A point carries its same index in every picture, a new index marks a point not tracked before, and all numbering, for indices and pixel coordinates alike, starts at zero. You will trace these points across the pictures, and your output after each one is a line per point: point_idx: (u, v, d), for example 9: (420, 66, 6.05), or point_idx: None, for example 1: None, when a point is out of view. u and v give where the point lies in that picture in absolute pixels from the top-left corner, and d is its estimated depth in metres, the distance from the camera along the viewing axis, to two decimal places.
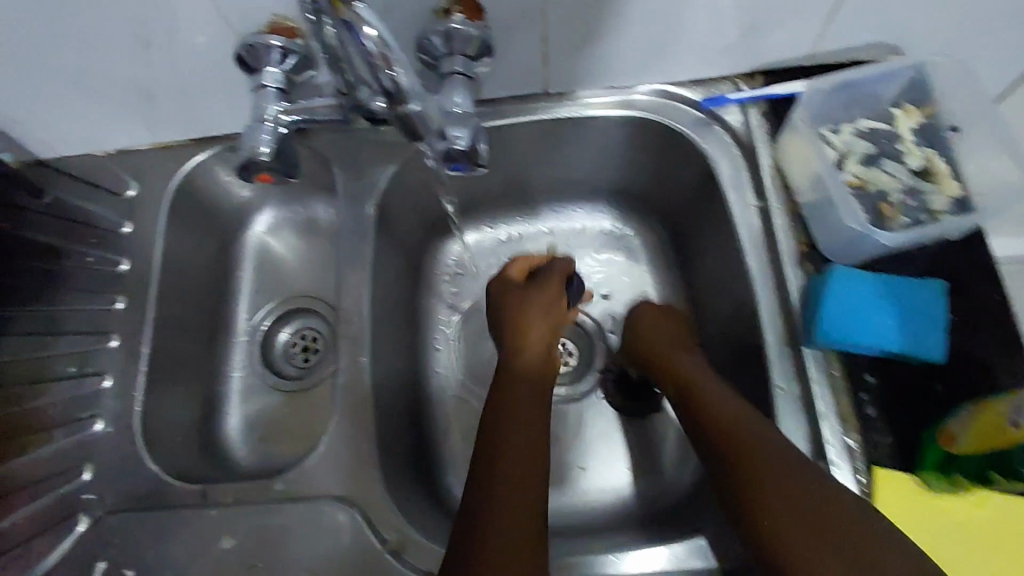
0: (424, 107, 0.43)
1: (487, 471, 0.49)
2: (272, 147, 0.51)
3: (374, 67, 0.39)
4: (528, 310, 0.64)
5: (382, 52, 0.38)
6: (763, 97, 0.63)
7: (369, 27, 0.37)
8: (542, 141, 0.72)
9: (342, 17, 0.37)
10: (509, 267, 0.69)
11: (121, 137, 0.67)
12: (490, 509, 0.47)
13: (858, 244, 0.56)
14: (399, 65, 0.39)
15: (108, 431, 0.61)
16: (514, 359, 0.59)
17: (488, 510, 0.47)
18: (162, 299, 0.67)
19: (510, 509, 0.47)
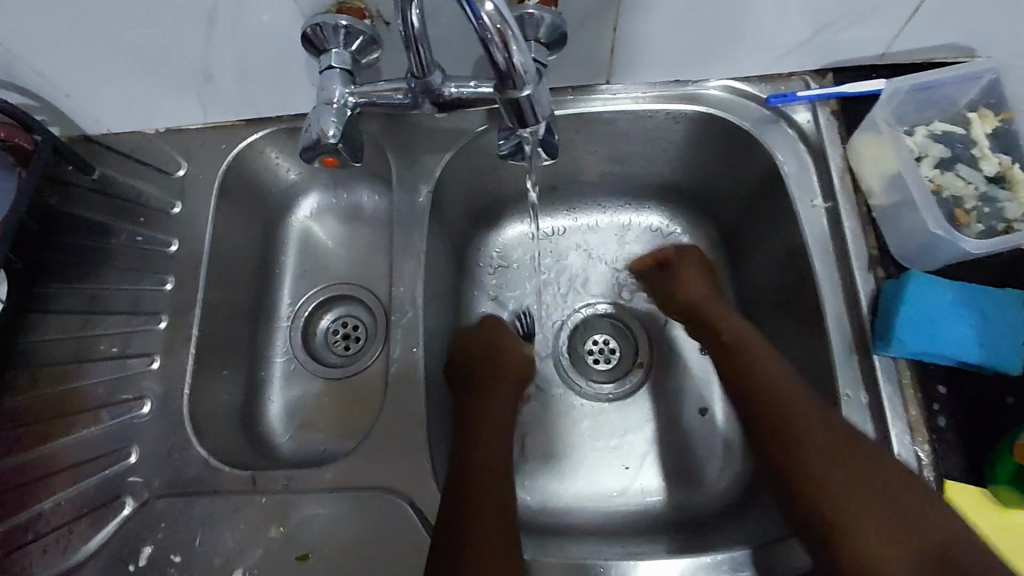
0: (538, 96, 0.40)
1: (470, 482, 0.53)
2: (340, 130, 0.50)
3: (486, 43, 0.36)
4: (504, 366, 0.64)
5: (499, 31, 0.35)
6: (834, 95, 0.61)
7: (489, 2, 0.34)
8: (598, 134, 0.70)
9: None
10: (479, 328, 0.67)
11: (173, 115, 0.66)
12: (471, 531, 0.49)
13: (934, 250, 0.54)
14: (517, 47, 0.36)
15: (154, 414, 0.60)
16: (485, 402, 0.60)
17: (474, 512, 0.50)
18: (210, 281, 0.65)
19: (486, 533, 0.49)
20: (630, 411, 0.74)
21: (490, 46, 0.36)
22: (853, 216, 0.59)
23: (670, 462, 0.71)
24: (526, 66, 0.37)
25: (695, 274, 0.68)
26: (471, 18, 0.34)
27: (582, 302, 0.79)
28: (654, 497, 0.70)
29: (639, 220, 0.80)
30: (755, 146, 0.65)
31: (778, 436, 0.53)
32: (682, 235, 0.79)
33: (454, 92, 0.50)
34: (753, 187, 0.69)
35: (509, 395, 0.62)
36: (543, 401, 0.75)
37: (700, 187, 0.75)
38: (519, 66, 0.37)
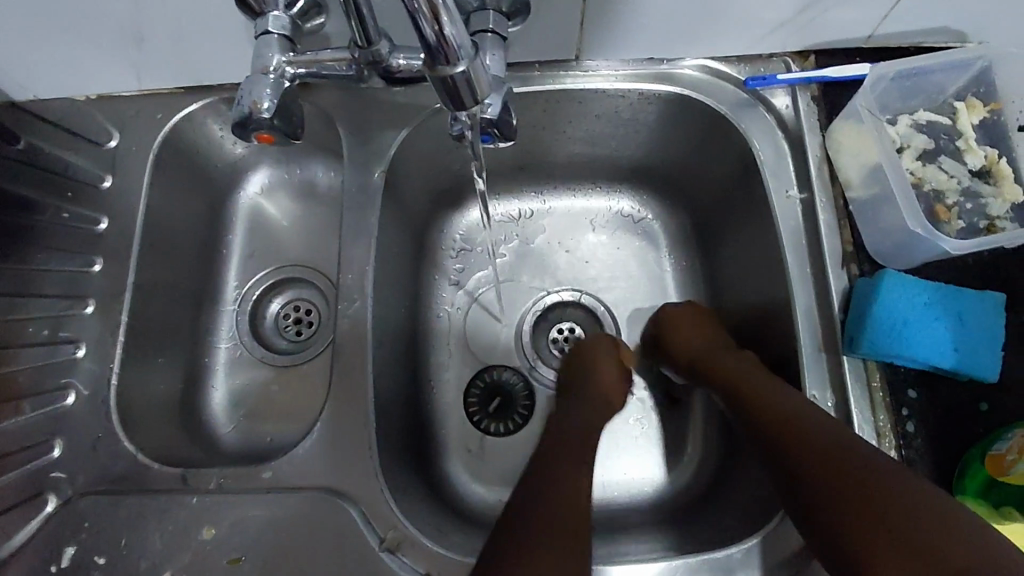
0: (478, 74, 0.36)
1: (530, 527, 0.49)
2: (275, 102, 0.45)
3: (412, 14, 0.31)
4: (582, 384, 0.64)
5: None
6: (815, 79, 0.58)
7: None
8: (567, 113, 0.66)
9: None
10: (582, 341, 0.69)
11: (103, 81, 0.60)
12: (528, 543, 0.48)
13: (913, 246, 0.52)
14: (449, 18, 0.32)
15: (81, 404, 0.56)
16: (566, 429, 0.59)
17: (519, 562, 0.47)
18: (145, 263, 0.61)
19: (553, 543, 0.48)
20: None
21: (417, 17, 0.31)
22: (830, 209, 0.56)
23: (632, 456, 0.69)
24: (460, 40, 0.33)
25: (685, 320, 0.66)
26: None
27: (548, 290, 0.76)
28: (616, 493, 0.67)
29: (607, 204, 0.77)
30: (732, 132, 0.61)
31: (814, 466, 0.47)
32: (651, 218, 0.76)
33: (403, 64, 0.45)
34: (727, 174, 0.66)
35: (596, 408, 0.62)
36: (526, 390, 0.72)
37: (674, 171, 0.72)
38: (451, 39, 0.33)
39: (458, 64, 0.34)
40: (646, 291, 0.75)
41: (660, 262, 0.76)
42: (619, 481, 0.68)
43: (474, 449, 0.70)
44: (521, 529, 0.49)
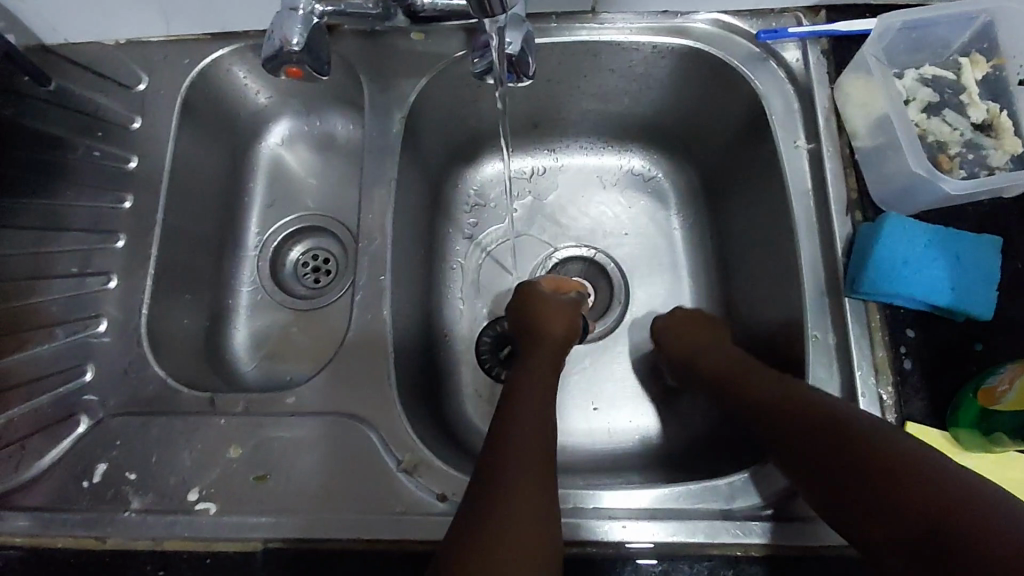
0: None
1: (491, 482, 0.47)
2: (304, 37, 0.47)
3: None
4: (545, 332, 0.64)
5: None
6: (825, 32, 0.59)
7: None
8: (582, 66, 0.68)
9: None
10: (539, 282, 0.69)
11: (133, 24, 0.62)
12: (512, 475, 0.47)
13: (914, 193, 0.54)
14: None
15: (112, 332, 0.58)
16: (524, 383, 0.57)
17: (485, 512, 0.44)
18: (172, 202, 0.63)
19: (525, 477, 0.47)
20: (603, 354, 0.74)
21: None
22: (836, 158, 0.57)
23: (638, 403, 0.71)
24: None
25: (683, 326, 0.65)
26: None
27: (557, 247, 0.78)
28: (625, 436, 0.70)
29: (618, 163, 0.79)
30: (742, 85, 0.63)
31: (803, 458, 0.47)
32: (661, 177, 0.78)
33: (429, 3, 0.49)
34: (736, 130, 0.67)
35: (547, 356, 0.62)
36: None
37: (685, 129, 0.73)
38: None
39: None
40: (654, 249, 0.77)
41: (668, 221, 0.77)
42: (626, 426, 0.70)
43: (485, 395, 0.72)
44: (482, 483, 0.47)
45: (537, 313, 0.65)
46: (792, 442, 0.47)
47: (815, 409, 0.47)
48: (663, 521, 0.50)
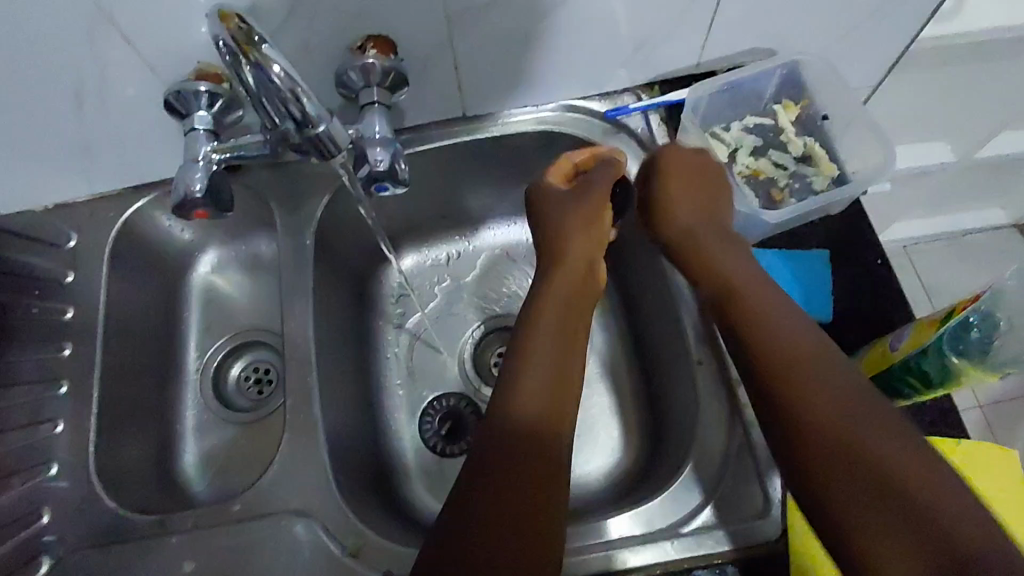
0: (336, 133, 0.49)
1: (495, 490, 0.46)
2: (205, 183, 0.55)
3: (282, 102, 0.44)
4: (570, 233, 0.61)
5: (290, 86, 0.43)
6: (659, 104, 0.70)
7: (276, 65, 0.42)
8: (468, 161, 0.77)
9: (250, 58, 0.41)
10: (552, 169, 0.65)
11: (59, 191, 0.69)
12: (504, 486, 0.47)
13: (752, 227, 0.64)
14: (308, 99, 0.45)
15: (64, 475, 0.62)
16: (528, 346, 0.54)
17: (480, 528, 0.45)
18: (110, 341, 0.68)
19: (521, 486, 0.47)
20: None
21: (285, 100, 0.44)
22: None
23: (597, 446, 0.73)
24: (319, 112, 0.46)
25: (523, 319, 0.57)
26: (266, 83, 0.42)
27: (481, 320, 0.85)
28: (585, 471, 0.71)
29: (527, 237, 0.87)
30: None
31: (773, 343, 0.48)
32: None
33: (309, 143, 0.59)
34: None
35: (551, 370, 0.53)
36: (469, 414, 0.79)
37: None
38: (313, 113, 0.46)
39: (319, 128, 0.47)
40: None
41: None
42: (590, 469, 0.71)
43: (432, 471, 0.76)
44: (472, 497, 0.47)
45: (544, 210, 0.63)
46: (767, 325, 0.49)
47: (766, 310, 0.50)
48: (641, 546, 0.55)
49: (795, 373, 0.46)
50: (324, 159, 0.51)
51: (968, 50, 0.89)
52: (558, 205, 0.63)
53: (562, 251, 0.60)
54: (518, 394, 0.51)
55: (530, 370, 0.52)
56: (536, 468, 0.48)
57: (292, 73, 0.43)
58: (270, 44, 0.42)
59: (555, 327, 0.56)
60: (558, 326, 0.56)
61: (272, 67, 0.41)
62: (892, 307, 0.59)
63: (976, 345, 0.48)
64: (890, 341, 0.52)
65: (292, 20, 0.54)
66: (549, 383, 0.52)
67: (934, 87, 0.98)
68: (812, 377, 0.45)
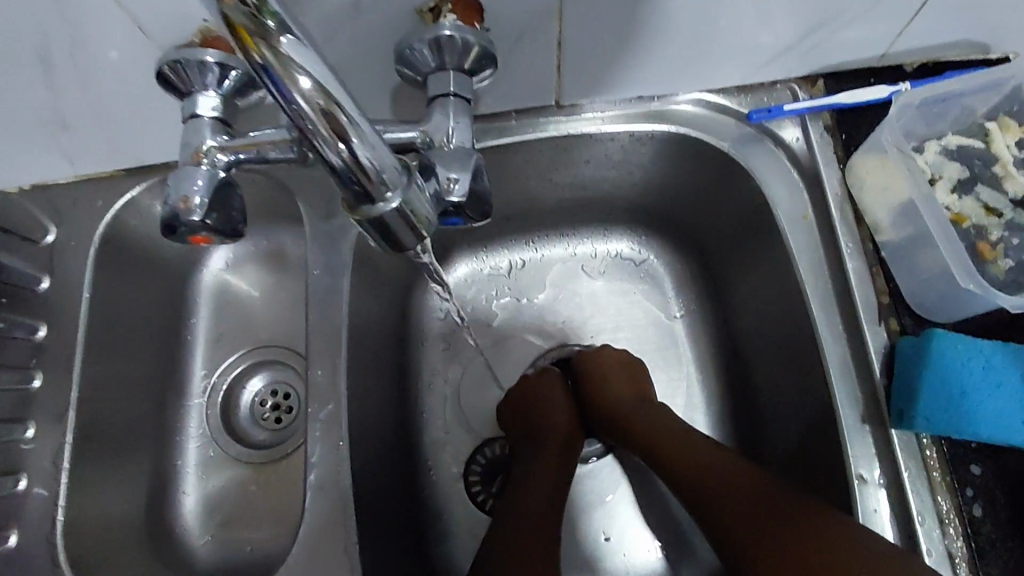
0: (416, 203, 0.33)
1: None
2: (207, 197, 0.39)
3: (310, 135, 0.29)
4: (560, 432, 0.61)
5: (325, 110, 0.28)
6: (825, 106, 0.51)
7: (305, 78, 0.27)
8: (552, 159, 0.60)
9: (257, 60, 0.26)
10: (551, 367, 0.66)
11: (32, 172, 0.53)
12: None
13: (958, 300, 0.45)
14: (356, 135, 0.29)
15: (29, 545, 0.49)
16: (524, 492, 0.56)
17: None
18: (93, 370, 0.54)
19: None
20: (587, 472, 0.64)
21: (315, 136, 0.29)
22: (857, 255, 0.49)
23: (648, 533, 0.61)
24: (380, 163, 0.31)
25: (523, 476, 0.58)
26: (284, 103, 0.27)
27: (549, 349, 0.69)
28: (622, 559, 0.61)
29: (611, 249, 0.70)
30: (739, 171, 0.55)
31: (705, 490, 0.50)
32: (655, 261, 0.69)
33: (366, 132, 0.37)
34: (732, 213, 0.59)
35: (546, 498, 0.56)
36: None
37: (674, 208, 0.65)
38: (368, 163, 0.30)
39: (391, 198, 0.32)
40: (655, 339, 0.68)
41: (671, 308, 0.68)
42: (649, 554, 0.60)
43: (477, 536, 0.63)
44: None
45: (535, 407, 0.62)
46: (709, 469, 0.50)
47: (716, 458, 0.51)
48: None
49: (745, 496, 0.47)
50: (393, 249, 0.36)
51: None
52: (555, 399, 0.63)
53: (539, 452, 0.59)
54: (513, 538, 0.52)
55: (536, 490, 0.56)
56: None
57: (328, 84, 0.27)
58: (295, 31, 0.26)
59: (548, 502, 0.55)
60: (546, 492, 0.56)
61: (297, 82, 0.26)
62: None
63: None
64: None
65: None
66: (539, 518, 0.54)
67: None
68: (745, 499, 0.47)
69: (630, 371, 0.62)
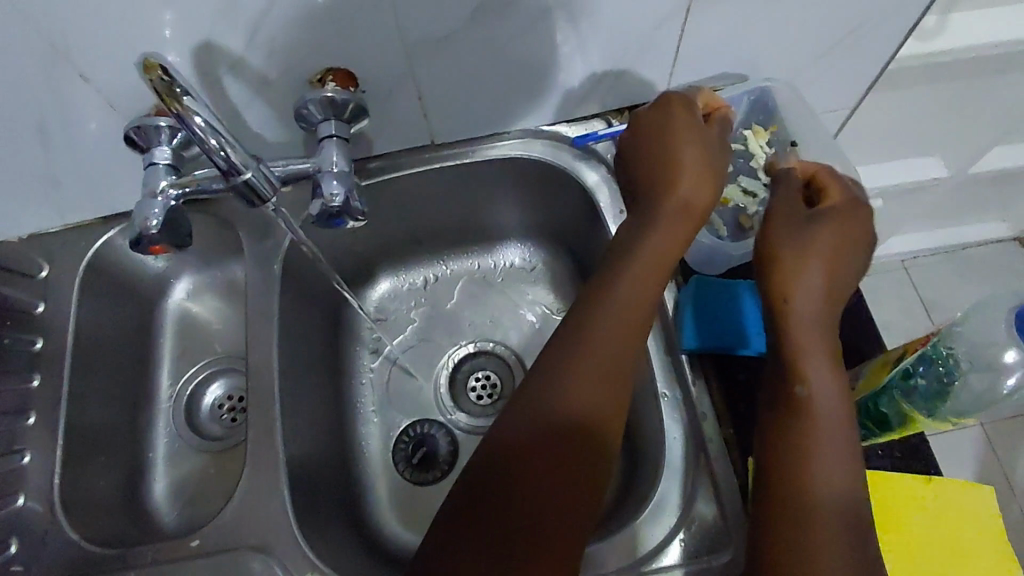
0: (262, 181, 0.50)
1: (528, 507, 0.47)
2: (162, 219, 0.54)
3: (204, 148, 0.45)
4: (694, 209, 0.57)
5: (210, 136, 0.44)
6: (626, 131, 0.71)
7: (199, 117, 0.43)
8: (441, 188, 0.77)
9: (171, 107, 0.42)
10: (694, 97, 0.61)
11: (30, 221, 0.69)
12: (546, 518, 0.47)
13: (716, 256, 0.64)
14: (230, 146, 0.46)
15: (31, 506, 0.62)
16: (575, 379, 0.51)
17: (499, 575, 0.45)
18: (80, 372, 0.68)
19: (558, 528, 0.47)
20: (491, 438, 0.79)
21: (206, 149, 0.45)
22: None
23: None
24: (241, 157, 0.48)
25: (577, 393, 0.50)
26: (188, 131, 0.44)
27: (458, 344, 0.84)
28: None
29: (504, 260, 0.87)
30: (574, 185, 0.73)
31: (803, 346, 0.51)
32: (539, 265, 0.86)
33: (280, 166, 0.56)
34: (581, 219, 0.77)
35: (598, 393, 0.51)
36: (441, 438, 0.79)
37: (545, 222, 0.82)
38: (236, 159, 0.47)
39: (244, 172, 0.48)
40: (540, 328, 0.84)
41: (551, 300, 0.85)
42: None
43: (403, 497, 0.76)
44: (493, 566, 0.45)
45: (653, 158, 0.58)
46: (791, 357, 0.52)
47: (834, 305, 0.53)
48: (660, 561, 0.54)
49: (819, 412, 0.49)
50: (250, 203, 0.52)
51: (945, 70, 0.88)
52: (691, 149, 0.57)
53: (637, 242, 0.56)
54: (596, 430, 0.50)
55: (585, 387, 0.51)
56: (567, 493, 0.48)
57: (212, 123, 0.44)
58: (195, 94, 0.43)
59: (612, 413, 0.51)
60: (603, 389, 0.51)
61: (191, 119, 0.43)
62: (851, 337, 0.59)
63: (924, 394, 0.51)
64: (849, 381, 0.56)
65: (250, 54, 0.55)
66: (605, 398, 0.51)
67: (913, 106, 0.97)
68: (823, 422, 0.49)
69: (834, 245, 0.53)
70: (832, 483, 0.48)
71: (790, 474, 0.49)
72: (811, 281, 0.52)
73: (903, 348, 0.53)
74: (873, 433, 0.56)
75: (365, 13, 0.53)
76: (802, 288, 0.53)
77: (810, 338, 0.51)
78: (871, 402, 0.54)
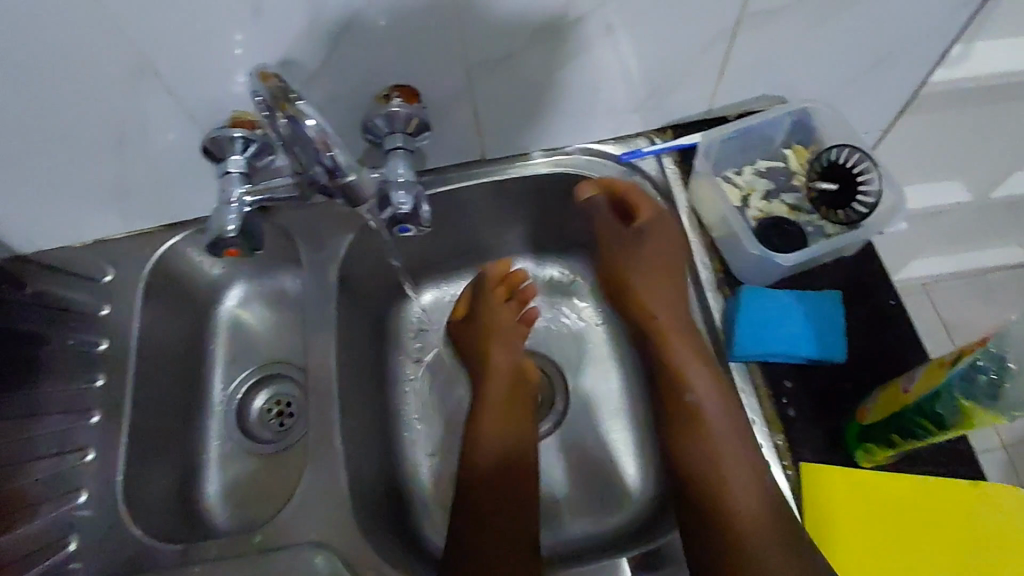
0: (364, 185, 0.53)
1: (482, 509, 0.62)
2: (238, 224, 0.57)
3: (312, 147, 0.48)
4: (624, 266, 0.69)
5: (322, 136, 0.48)
6: (673, 148, 0.73)
7: (311, 119, 0.47)
8: (487, 201, 0.79)
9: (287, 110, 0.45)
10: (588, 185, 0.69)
11: (98, 227, 0.72)
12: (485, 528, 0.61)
13: (764, 269, 0.65)
14: (338, 149, 0.49)
15: (92, 504, 0.65)
16: (477, 431, 0.68)
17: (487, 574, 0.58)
18: (140, 374, 0.71)
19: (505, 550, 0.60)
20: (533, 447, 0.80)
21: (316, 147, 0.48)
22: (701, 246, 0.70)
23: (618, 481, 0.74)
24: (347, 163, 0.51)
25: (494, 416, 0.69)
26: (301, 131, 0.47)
27: None
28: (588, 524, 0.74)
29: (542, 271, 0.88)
30: None
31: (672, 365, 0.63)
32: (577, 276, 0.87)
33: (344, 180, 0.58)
34: None
35: (503, 430, 0.69)
36: None
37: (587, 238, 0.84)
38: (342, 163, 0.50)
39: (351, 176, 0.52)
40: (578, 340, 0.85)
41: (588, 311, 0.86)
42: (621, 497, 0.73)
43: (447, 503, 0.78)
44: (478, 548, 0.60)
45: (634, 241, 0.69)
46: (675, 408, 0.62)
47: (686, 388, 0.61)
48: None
49: (704, 447, 0.59)
50: (355, 206, 0.56)
51: (979, 93, 0.90)
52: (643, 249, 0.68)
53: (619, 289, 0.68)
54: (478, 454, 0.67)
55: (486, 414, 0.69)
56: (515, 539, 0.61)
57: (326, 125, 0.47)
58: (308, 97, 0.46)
59: (507, 432, 0.69)
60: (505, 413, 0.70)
61: (307, 120, 0.46)
62: (897, 348, 0.62)
63: (985, 391, 0.49)
64: (903, 382, 0.55)
65: (325, 70, 0.59)
66: (501, 444, 0.68)
67: (943, 126, 0.99)
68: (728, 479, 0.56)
69: (662, 269, 0.67)
70: (754, 517, 0.54)
71: (727, 514, 0.55)
72: (667, 296, 0.66)
73: (962, 350, 0.53)
74: (925, 434, 0.53)
75: (433, 35, 0.57)
76: (661, 311, 0.66)
77: (678, 353, 0.63)
78: (924, 404, 0.52)
